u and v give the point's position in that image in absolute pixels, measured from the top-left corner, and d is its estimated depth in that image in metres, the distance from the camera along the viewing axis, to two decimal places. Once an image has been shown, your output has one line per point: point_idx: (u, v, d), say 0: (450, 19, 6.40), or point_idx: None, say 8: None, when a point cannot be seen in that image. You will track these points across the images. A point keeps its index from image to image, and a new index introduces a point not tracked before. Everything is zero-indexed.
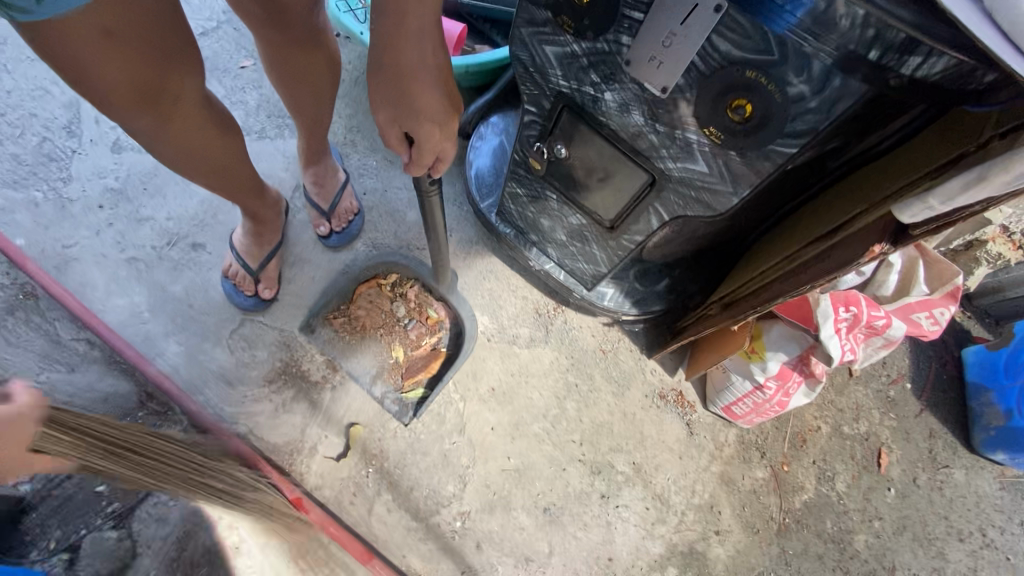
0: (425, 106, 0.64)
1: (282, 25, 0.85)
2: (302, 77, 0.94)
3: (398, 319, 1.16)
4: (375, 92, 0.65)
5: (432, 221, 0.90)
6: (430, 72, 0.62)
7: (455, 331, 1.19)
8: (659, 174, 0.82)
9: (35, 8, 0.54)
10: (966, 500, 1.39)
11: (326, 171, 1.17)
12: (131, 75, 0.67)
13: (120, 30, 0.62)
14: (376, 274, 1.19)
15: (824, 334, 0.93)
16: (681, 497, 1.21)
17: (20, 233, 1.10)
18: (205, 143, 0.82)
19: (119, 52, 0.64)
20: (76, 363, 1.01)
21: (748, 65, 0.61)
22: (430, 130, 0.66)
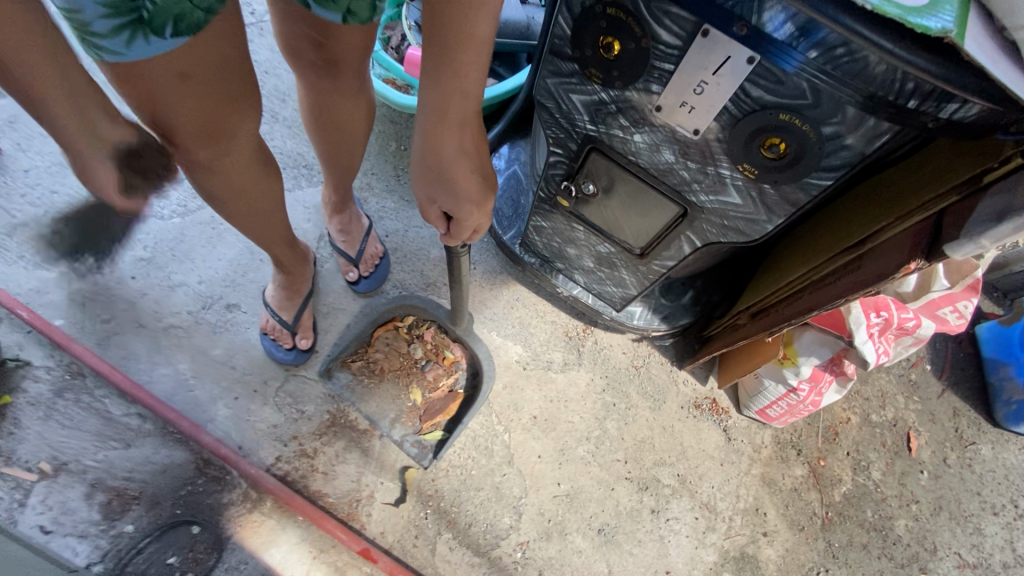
0: (465, 187, 0.75)
1: (336, 78, 0.88)
2: (341, 127, 0.97)
3: (416, 361, 1.18)
4: (417, 173, 0.76)
5: (456, 275, 0.97)
6: (468, 157, 0.73)
7: (470, 371, 1.21)
8: (691, 207, 0.84)
9: (125, 52, 0.61)
10: (995, 474, 1.43)
11: (351, 219, 1.20)
12: (200, 118, 0.71)
13: (195, 73, 0.66)
14: (393, 317, 1.20)
15: (859, 340, 0.96)
16: (727, 503, 1.24)
17: (57, 313, 1.11)
18: (251, 189, 0.86)
19: (194, 93, 0.68)
20: (131, 438, 1.03)
21: (777, 111, 0.64)
22: (469, 210, 0.77)
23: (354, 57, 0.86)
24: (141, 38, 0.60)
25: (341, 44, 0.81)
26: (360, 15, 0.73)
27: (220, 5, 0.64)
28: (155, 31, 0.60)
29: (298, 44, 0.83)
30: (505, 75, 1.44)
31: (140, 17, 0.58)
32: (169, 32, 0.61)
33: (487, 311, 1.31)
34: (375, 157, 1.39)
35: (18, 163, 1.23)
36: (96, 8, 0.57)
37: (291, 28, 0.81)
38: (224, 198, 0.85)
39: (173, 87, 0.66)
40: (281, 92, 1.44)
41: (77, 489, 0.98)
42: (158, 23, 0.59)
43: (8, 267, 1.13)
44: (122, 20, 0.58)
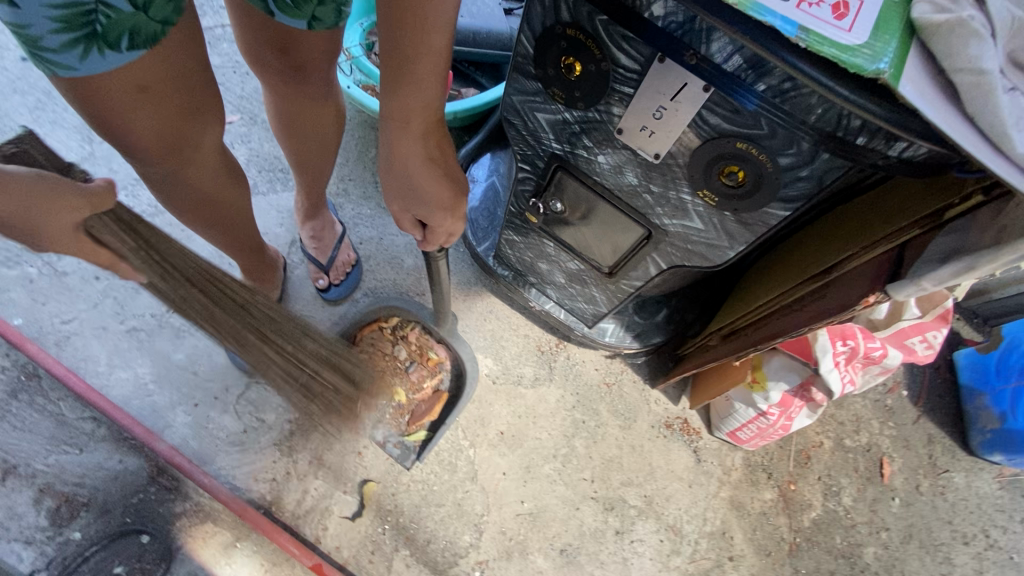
0: (435, 196, 0.75)
1: (303, 83, 0.87)
2: (312, 133, 0.96)
3: (399, 362, 1.13)
4: (386, 181, 0.75)
5: (434, 278, 0.96)
6: (435, 166, 0.73)
7: (455, 372, 1.19)
8: (655, 229, 0.84)
9: (78, 67, 0.59)
10: (968, 502, 1.42)
11: (323, 224, 1.19)
12: (164, 128, 0.70)
13: (154, 84, 0.65)
14: (377, 316, 1.16)
15: (824, 369, 0.96)
16: (693, 526, 1.22)
17: (16, 312, 1.08)
18: (215, 193, 0.84)
19: (151, 107, 0.67)
20: (85, 443, 1.00)
21: (734, 137, 0.63)
22: (441, 218, 0.77)
23: (319, 65, 0.85)
24: (95, 51, 0.59)
25: (307, 50, 0.81)
26: (326, 20, 0.74)
27: (176, 16, 0.63)
28: (111, 45, 0.59)
29: (259, 48, 0.82)
30: (487, 85, 1.43)
31: (94, 30, 0.57)
32: (125, 45, 0.60)
33: (460, 324, 1.30)
34: (353, 163, 1.39)
35: None
36: (48, 24, 0.55)
37: (254, 34, 0.80)
38: (186, 204, 0.83)
39: (130, 101, 0.64)
40: (261, 93, 1.42)
41: (26, 494, 0.96)
42: (113, 37, 0.59)
43: None
44: (76, 34, 0.57)
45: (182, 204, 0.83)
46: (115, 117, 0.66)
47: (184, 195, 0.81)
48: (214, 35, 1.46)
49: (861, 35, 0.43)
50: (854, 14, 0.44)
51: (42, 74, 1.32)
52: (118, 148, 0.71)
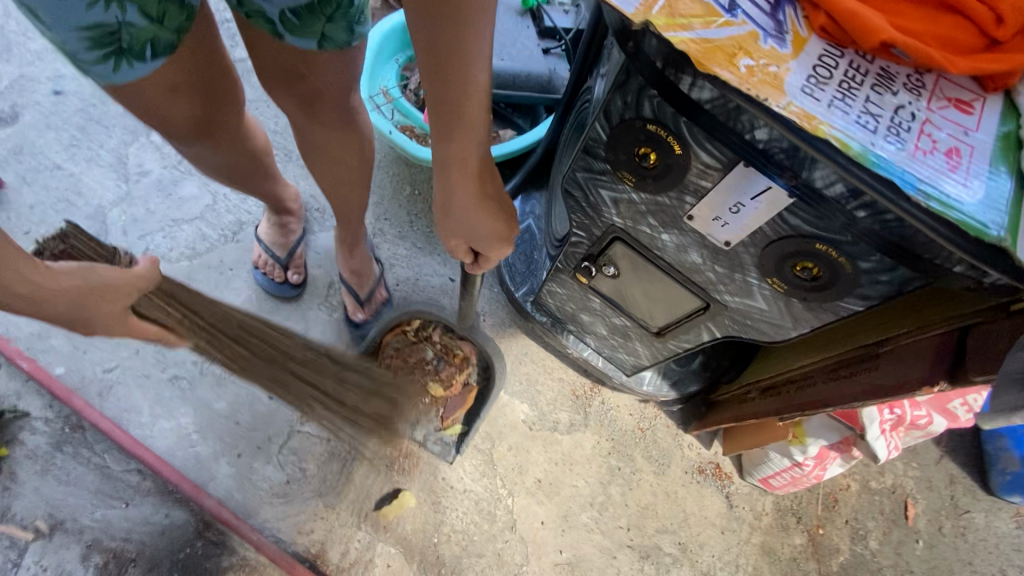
0: (490, 228, 0.75)
1: (321, 116, 0.87)
2: (330, 158, 0.94)
3: (428, 362, 1.06)
4: (439, 215, 0.77)
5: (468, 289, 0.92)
6: (490, 200, 0.74)
7: (483, 364, 1.09)
8: (714, 303, 0.84)
9: (113, 77, 0.70)
10: (987, 543, 1.44)
11: (363, 264, 1.17)
12: (193, 116, 0.84)
13: (181, 83, 0.77)
14: (399, 321, 1.05)
15: (871, 436, 0.98)
16: (726, 573, 1.24)
17: (58, 361, 1.07)
18: (239, 158, 0.99)
19: (177, 101, 0.79)
20: (131, 497, 1.00)
21: (815, 241, 0.64)
22: (498, 248, 0.78)
23: (335, 95, 0.84)
24: (126, 64, 0.69)
25: (321, 78, 0.81)
26: (336, 38, 0.75)
27: (188, 20, 0.71)
28: (137, 56, 0.68)
29: (278, 78, 0.84)
30: (524, 125, 1.43)
31: (121, 46, 0.67)
32: (149, 54, 0.70)
33: None
34: (389, 201, 1.39)
35: (21, 198, 1.21)
36: (81, 44, 0.65)
37: (270, 64, 0.83)
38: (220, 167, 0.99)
39: (165, 99, 0.77)
40: None
41: (74, 550, 0.96)
42: (138, 49, 0.68)
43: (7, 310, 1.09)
44: (105, 51, 0.66)
45: (219, 167, 0.99)
46: (153, 110, 0.79)
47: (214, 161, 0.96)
48: (248, 68, 1.45)
49: (975, 191, 0.44)
50: (967, 168, 0.45)
51: (75, 108, 1.31)
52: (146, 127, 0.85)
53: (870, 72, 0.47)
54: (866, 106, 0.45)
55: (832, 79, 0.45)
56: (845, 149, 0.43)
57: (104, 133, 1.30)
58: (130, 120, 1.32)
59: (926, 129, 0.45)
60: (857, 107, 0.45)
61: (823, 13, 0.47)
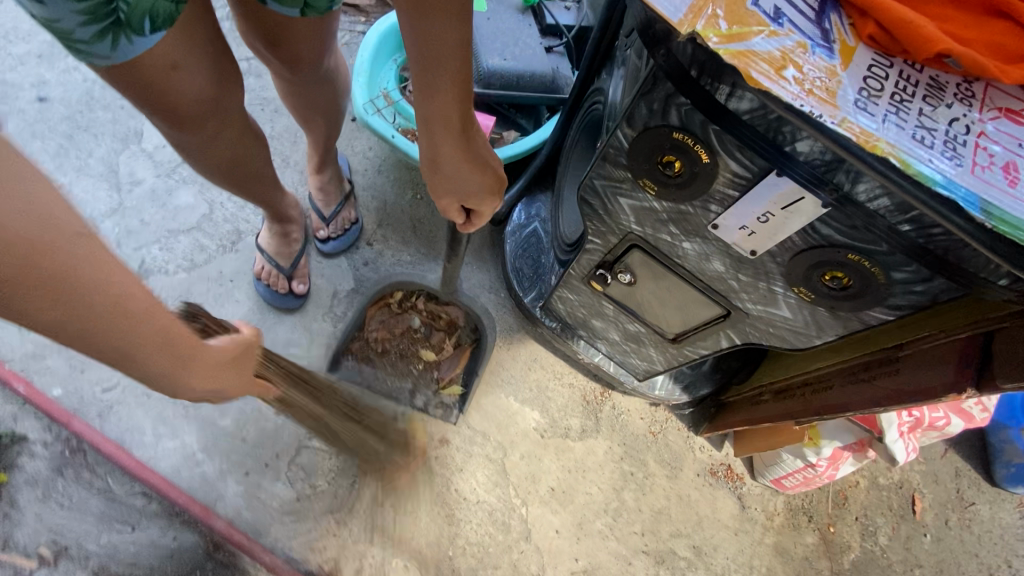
0: (478, 185, 0.80)
1: (298, 73, 0.93)
2: (319, 107, 1.03)
3: (416, 329, 1.21)
4: (428, 175, 0.80)
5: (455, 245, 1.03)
6: (477, 158, 0.78)
7: (470, 325, 1.24)
8: (735, 310, 0.83)
9: (114, 54, 0.67)
10: (992, 534, 1.45)
11: (331, 184, 1.25)
12: (195, 102, 0.79)
13: (182, 61, 0.74)
14: (382, 294, 1.21)
15: (889, 439, 0.97)
16: (740, 575, 1.24)
17: (55, 382, 1.03)
18: (238, 154, 0.92)
19: (177, 83, 0.75)
20: (137, 520, 0.97)
21: (846, 251, 0.63)
22: (486, 201, 0.84)
23: (311, 56, 0.90)
24: (124, 39, 0.66)
25: (297, 42, 0.86)
26: (317, 7, 0.77)
27: None
28: (136, 30, 0.66)
29: (260, 43, 0.88)
30: (528, 127, 1.40)
31: (118, 19, 0.64)
32: (147, 27, 0.67)
33: (505, 374, 1.28)
34: (391, 206, 1.36)
35: None
36: (77, 19, 0.62)
37: (248, 26, 0.85)
38: (218, 166, 0.93)
39: (163, 77, 0.73)
40: (292, 133, 1.37)
41: None
42: (137, 22, 0.66)
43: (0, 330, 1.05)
44: (102, 26, 0.64)
45: (216, 165, 0.92)
46: (150, 89, 0.74)
47: (214, 153, 0.89)
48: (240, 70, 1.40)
49: None
50: None
51: (62, 115, 1.26)
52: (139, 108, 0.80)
53: (921, 81, 0.45)
54: (919, 119, 0.43)
55: (883, 91, 0.43)
56: (907, 166, 0.41)
57: (93, 141, 1.25)
58: (120, 127, 1.27)
59: (983, 143, 0.43)
60: (910, 121, 0.43)
61: (873, 22, 0.45)
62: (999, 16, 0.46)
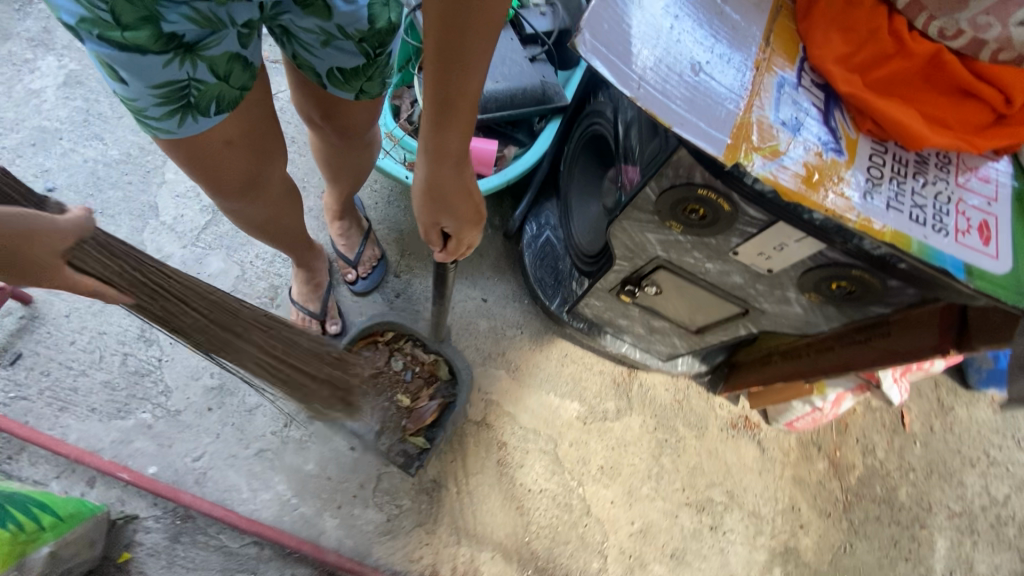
0: (465, 211, 0.79)
1: (346, 138, 0.97)
2: (350, 167, 1.07)
3: (398, 372, 1.22)
4: (417, 202, 0.79)
5: (443, 291, 1.03)
6: (466, 188, 0.77)
7: (450, 379, 1.25)
8: (754, 309, 0.96)
9: (175, 131, 0.71)
10: (971, 431, 1.68)
11: (350, 225, 1.31)
12: (241, 171, 0.83)
13: (237, 139, 0.78)
14: (374, 331, 1.22)
15: (886, 385, 1.14)
16: (769, 507, 1.44)
17: (148, 461, 1.13)
18: (277, 217, 0.99)
19: (229, 158, 0.80)
20: (256, 566, 1.10)
21: (849, 268, 0.75)
22: (467, 229, 0.82)
23: (362, 127, 0.95)
24: (191, 118, 0.71)
25: (351, 117, 0.90)
26: (371, 91, 0.84)
27: (251, 81, 0.75)
28: (202, 111, 0.71)
29: (310, 110, 0.93)
30: (525, 139, 1.45)
31: (188, 101, 0.69)
32: (211, 111, 0.72)
33: (541, 373, 1.41)
34: (408, 236, 1.44)
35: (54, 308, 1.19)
36: (152, 101, 0.67)
37: (306, 98, 0.90)
38: (258, 224, 0.98)
39: (217, 152, 0.78)
40: (299, 179, 1.42)
41: None
42: (204, 105, 0.71)
43: (84, 423, 1.13)
44: (174, 106, 0.68)
45: (254, 224, 0.97)
46: (206, 162, 0.78)
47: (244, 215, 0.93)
48: None
49: (1005, 262, 0.58)
50: (993, 237, 0.59)
51: (74, 201, 1.29)
52: (191, 179, 0.84)
53: (910, 160, 0.60)
54: (909, 199, 0.58)
55: (885, 177, 0.58)
56: (909, 245, 0.55)
57: (112, 223, 1.28)
58: (134, 204, 1.30)
59: (961, 209, 0.59)
60: (908, 202, 0.58)
61: (869, 120, 0.60)
62: (967, 97, 0.62)
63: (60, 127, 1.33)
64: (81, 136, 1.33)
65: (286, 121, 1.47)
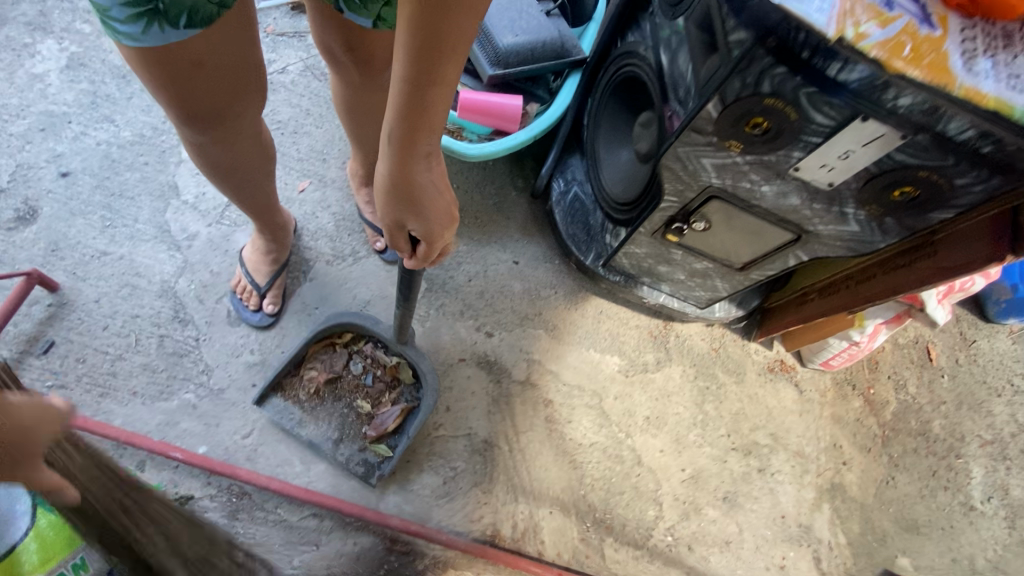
0: (436, 210, 0.70)
1: (367, 73, 0.95)
2: (369, 115, 1.04)
3: (359, 377, 1.16)
4: (380, 198, 0.69)
5: (409, 293, 0.94)
6: (435, 182, 0.68)
7: (414, 383, 1.17)
8: (807, 233, 0.96)
9: (141, 38, 0.67)
10: (993, 362, 1.70)
11: None
12: (213, 100, 0.79)
13: (210, 60, 0.74)
14: (330, 334, 1.16)
15: (931, 306, 1.15)
16: (813, 446, 1.45)
17: (197, 441, 1.10)
18: (252, 162, 0.94)
19: (202, 79, 0.75)
20: (318, 538, 1.08)
21: (914, 169, 0.76)
22: (439, 233, 0.72)
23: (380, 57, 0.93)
24: (157, 28, 0.67)
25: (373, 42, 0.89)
26: (388, 21, 0.82)
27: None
28: (170, 21, 0.67)
29: (329, 41, 0.91)
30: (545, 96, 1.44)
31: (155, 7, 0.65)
32: (183, 23, 0.68)
33: (580, 331, 1.40)
34: None
35: (82, 294, 1.16)
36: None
37: (326, 28, 0.88)
38: (224, 173, 0.92)
39: (187, 71, 0.73)
40: (320, 151, 1.39)
41: None
42: (174, 15, 0.66)
43: (127, 407, 1.10)
44: (138, 9, 0.65)
45: (219, 172, 0.92)
46: (179, 82, 0.74)
47: (211, 157, 0.88)
48: None
49: None
50: None
51: (90, 185, 1.24)
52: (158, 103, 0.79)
53: (1001, 35, 0.66)
54: (1004, 68, 0.64)
55: (981, 52, 0.64)
56: (1011, 110, 0.62)
57: (133, 205, 1.24)
58: (153, 184, 1.26)
59: None
60: (1004, 74, 0.63)
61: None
62: None
63: (68, 111, 1.29)
64: (91, 119, 1.29)
65: (300, 94, 1.44)
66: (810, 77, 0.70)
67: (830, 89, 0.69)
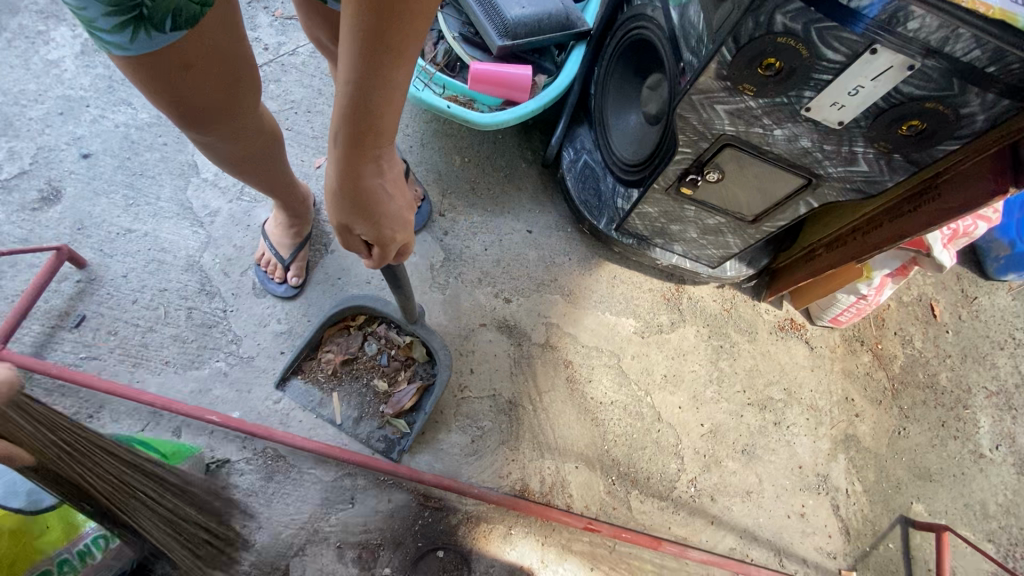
0: (388, 213, 0.70)
1: None
2: None
3: (375, 357, 1.17)
4: (330, 200, 0.68)
5: (394, 282, 0.96)
6: (387, 185, 0.68)
7: (428, 361, 1.18)
8: (818, 178, 0.99)
9: (129, 46, 0.67)
10: (994, 317, 1.71)
11: None
12: (204, 101, 0.79)
13: (196, 61, 0.73)
14: (343, 317, 1.16)
15: (937, 251, 1.19)
16: (825, 400, 1.48)
17: (230, 407, 1.12)
18: (258, 150, 0.94)
19: (193, 80, 0.75)
20: (354, 496, 1.11)
21: (921, 100, 0.80)
22: (393, 234, 0.72)
23: None
24: (144, 34, 0.66)
25: None
26: None
27: None
28: (155, 26, 0.66)
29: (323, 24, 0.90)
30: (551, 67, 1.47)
31: (140, 14, 0.64)
32: (168, 26, 0.67)
33: (595, 295, 1.43)
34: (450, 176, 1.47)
35: (111, 270, 1.18)
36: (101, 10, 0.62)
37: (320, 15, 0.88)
38: (232, 159, 0.94)
39: (176, 74, 0.73)
40: None
41: (328, 553, 1.07)
42: (158, 19, 0.65)
43: (161, 376, 1.12)
44: (124, 18, 0.63)
45: (226, 159, 0.93)
46: (171, 85, 0.74)
47: (220, 151, 0.90)
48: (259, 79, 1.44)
49: None
50: None
51: (111, 165, 1.27)
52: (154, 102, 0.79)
53: None
54: None
55: None
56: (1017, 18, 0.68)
57: (154, 183, 1.27)
58: (172, 163, 1.29)
59: None
60: None
61: None
62: None
63: (86, 95, 1.31)
64: (109, 102, 1.31)
65: (311, 74, 1.47)
66: (824, 9, 0.74)
67: (845, 17, 0.73)
